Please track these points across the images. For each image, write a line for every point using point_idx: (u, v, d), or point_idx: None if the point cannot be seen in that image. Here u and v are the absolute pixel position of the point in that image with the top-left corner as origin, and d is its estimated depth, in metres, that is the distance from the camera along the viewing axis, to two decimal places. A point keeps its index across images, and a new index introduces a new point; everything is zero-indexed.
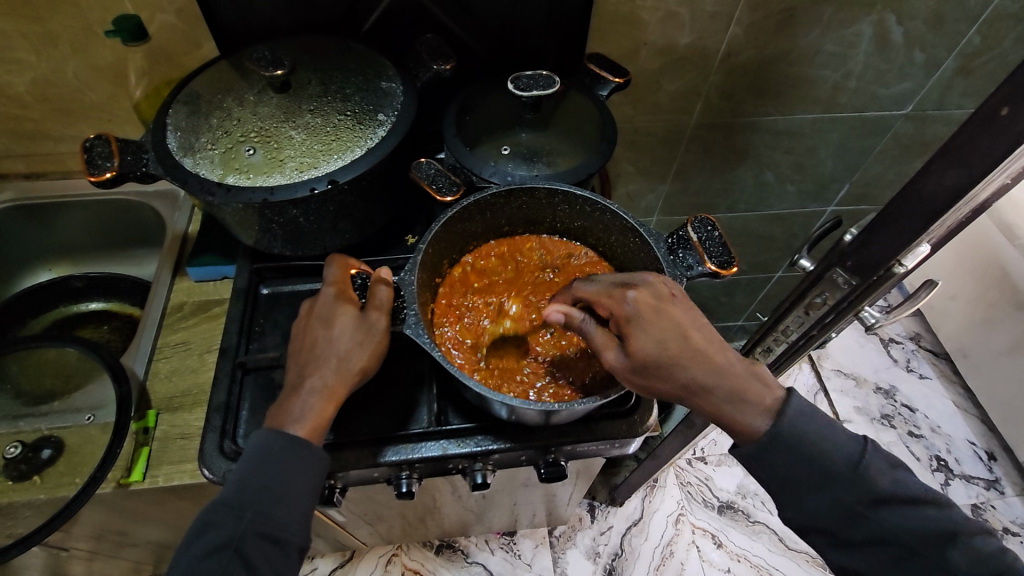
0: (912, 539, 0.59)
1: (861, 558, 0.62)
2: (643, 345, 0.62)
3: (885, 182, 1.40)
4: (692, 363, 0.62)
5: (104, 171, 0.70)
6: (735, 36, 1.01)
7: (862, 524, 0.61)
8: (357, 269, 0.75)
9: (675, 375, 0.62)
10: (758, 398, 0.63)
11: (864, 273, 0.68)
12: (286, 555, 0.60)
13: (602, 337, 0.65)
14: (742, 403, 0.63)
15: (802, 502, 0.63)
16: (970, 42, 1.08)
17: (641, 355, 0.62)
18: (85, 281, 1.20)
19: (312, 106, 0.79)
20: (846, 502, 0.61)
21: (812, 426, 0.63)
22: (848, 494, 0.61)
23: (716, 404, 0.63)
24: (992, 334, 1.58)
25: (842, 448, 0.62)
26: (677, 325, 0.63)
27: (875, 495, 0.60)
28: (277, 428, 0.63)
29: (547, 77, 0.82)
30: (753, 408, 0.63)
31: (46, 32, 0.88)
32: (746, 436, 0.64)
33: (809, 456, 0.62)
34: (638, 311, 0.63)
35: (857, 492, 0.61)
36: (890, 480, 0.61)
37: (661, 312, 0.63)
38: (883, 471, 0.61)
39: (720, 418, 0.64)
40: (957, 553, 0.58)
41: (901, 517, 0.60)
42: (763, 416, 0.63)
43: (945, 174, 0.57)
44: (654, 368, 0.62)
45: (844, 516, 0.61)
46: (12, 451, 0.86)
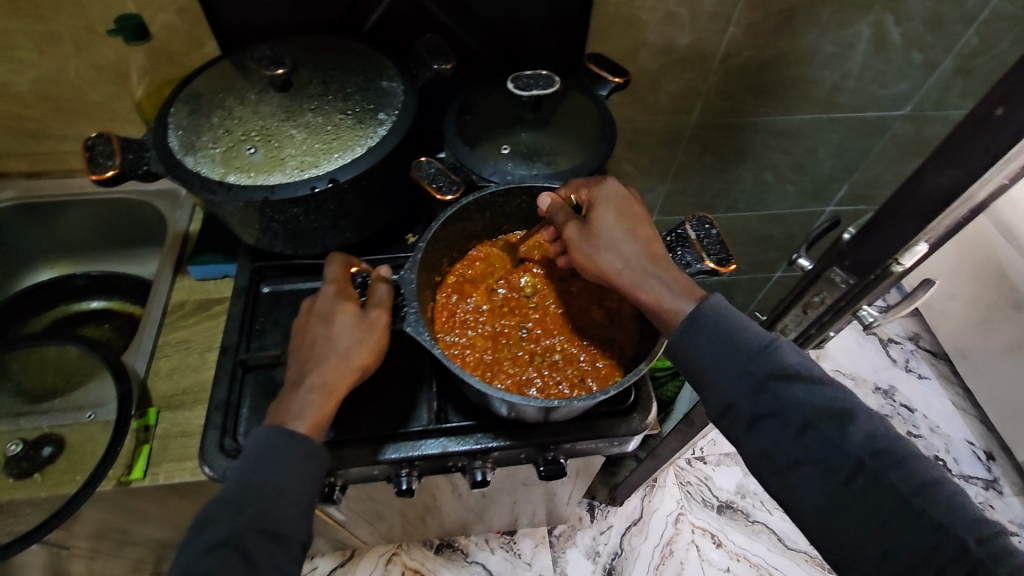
0: (813, 414, 0.57)
1: (764, 436, 0.59)
2: (603, 216, 0.69)
3: (884, 182, 1.41)
4: (641, 238, 0.68)
5: (105, 170, 0.70)
6: (733, 36, 1.01)
7: (767, 395, 0.59)
8: (357, 269, 0.76)
9: (623, 245, 0.68)
10: (684, 287, 0.65)
11: (863, 272, 0.69)
12: (287, 552, 0.61)
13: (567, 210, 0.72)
14: (672, 286, 0.65)
15: (716, 378, 0.61)
16: (968, 43, 1.08)
17: (599, 222, 0.69)
18: (86, 280, 1.21)
19: (312, 106, 0.79)
20: (801, 411, 0.58)
21: (731, 318, 0.63)
22: (806, 404, 0.58)
23: (646, 280, 0.66)
24: (991, 335, 1.58)
25: (754, 330, 0.62)
26: (637, 210, 0.70)
27: (784, 369, 0.59)
28: (277, 425, 0.63)
29: (547, 77, 0.82)
30: (679, 293, 0.64)
31: (48, 32, 0.88)
32: (669, 321, 0.64)
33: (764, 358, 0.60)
34: (609, 192, 0.71)
35: (799, 392, 0.58)
36: (798, 359, 0.60)
37: (628, 198, 0.71)
38: (792, 351, 0.61)
39: (648, 299, 0.65)
40: (855, 431, 0.56)
41: (804, 391, 0.58)
42: (685, 300, 0.64)
43: (942, 173, 0.57)
44: (607, 237, 0.68)
45: (751, 388, 0.60)
46: (12, 448, 0.86)
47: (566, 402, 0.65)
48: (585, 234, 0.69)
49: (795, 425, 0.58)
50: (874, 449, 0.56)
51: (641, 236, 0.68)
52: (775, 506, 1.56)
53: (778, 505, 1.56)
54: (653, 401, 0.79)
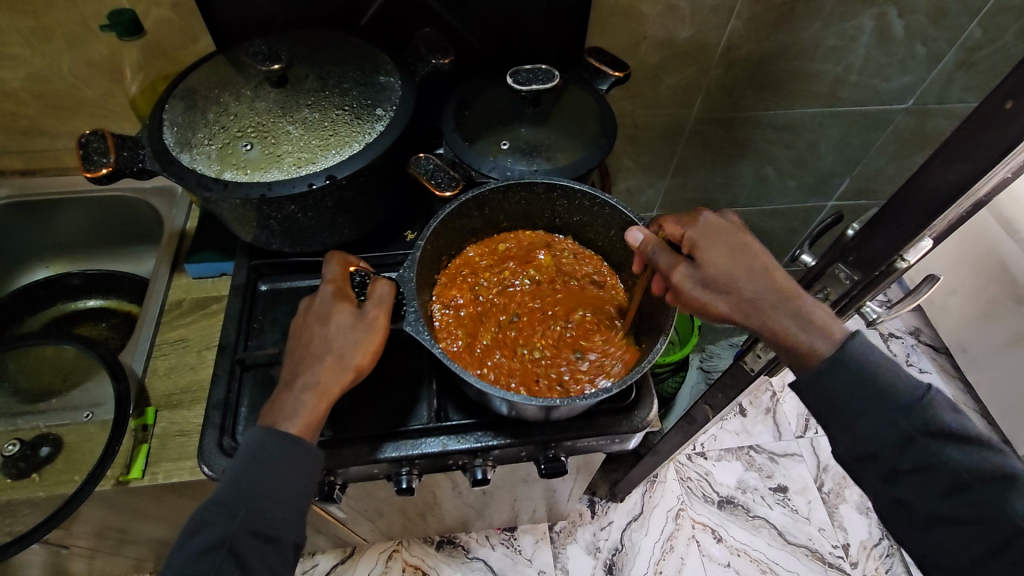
0: (970, 477, 0.56)
1: (907, 489, 0.58)
2: (711, 257, 0.66)
3: (885, 176, 1.40)
4: (762, 278, 0.64)
5: (99, 167, 0.69)
6: (735, 29, 1.00)
7: (913, 451, 0.58)
8: (355, 267, 0.74)
9: (740, 291, 0.64)
10: (821, 322, 0.62)
11: (865, 269, 0.68)
12: (281, 553, 0.60)
13: (666, 258, 0.67)
14: (813, 322, 0.62)
15: (857, 429, 0.60)
16: (971, 35, 1.07)
17: (711, 267, 0.65)
18: (83, 279, 1.21)
19: (309, 101, 0.78)
20: (953, 471, 0.56)
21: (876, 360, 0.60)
22: (905, 422, 0.58)
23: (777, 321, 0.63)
24: (992, 328, 1.58)
25: (906, 381, 0.59)
26: (749, 245, 0.67)
27: (938, 428, 0.57)
28: (270, 427, 0.63)
29: (546, 71, 0.81)
30: (815, 330, 0.62)
31: (40, 27, 0.87)
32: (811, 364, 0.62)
33: (871, 387, 0.59)
34: (710, 231, 0.68)
35: (955, 452, 0.57)
36: (953, 416, 0.58)
37: (735, 234, 0.67)
38: (947, 407, 0.58)
39: (785, 342, 0.63)
40: (1017, 496, 0.54)
41: (959, 451, 0.57)
42: (824, 338, 0.62)
43: (949, 168, 0.56)
44: (723, 281, 0.65)
45: (898, 443, 0.58)
46: (11, 448, 0.86)
47: (568, 401, 0.65)
48: (697, 280, 0.65)
49: (895, 443, 0.58)
50: (976, 467, 0.56)
51: (762, 277, 0.65)
52: (775, 501, 1.56)
53: (779, 500, 1.56)
54: (654, 400, 0.78)
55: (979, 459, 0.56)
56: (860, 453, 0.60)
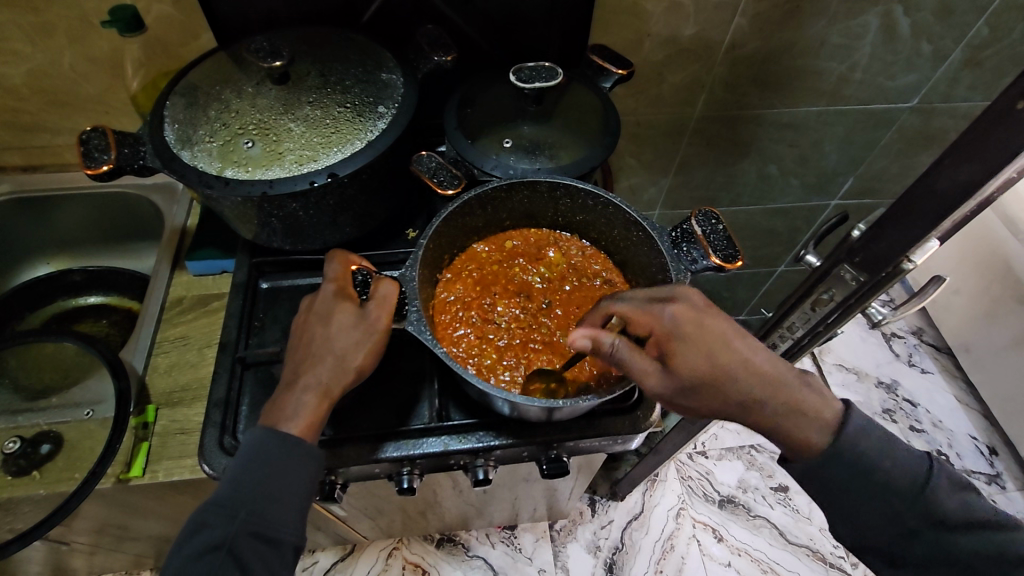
0: (981, 565, 0.57)
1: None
2: (686, 364, 0.60)
3: (890, 175, 1.39)
4: (739, 379, 0.61)
5: (100, 164, 0.69)
6: (740, 27, 0.99)
7: (923, 542, 0.60)
8: (358, 266, 0.73)
9: (720, 397, 0.61)
10: (817, 412, 0.62)
11: (872, 269, 0.68)
12: (281, 555, 0.60)
13: (638, 365, 0.61)
14: (802, 430, 0.61)
15: (862, 520, 0.62)
16: (977, 34, 1.07)
17: (685, 376, 0.60)
18: (84, 275, 1.20)
19: (311, 98, 0.77)
20: (964, 561, 0.58)
21: (874, 448, 0.61)
22: (910, 515, 0.60)
23: (769, 418, 0.62)
24: (995, 328, 1.57)
25: (906, 469, 0.61)
26: (721, 339, 0.61)
27: (942, 518, 0.59)
28: (271, 427, 0.62)
29: (550, 69, 0.80)
30: (813, 423, 0.61)
31: (41, 22, 0.87)
32: (802, 452, 0.62)
33: (872, 472, 0.61)
34: (680, 325, 0.61)
35: (965, 542, 0.58)
36: (957, 502, 0.59)
37: (705, 326, 0.61)
38: (950, 493, 0.60)
39: (774, 432, 0.63)
40: None
41: (968, 539, 0.58)
42: (821, 429, 0.61)
43: (957, 169, 0.56)
44: (701, 388, 0.61)
45: (903, 533, 0.60)
46: (11, 446, 0.85)
47: (571, 401, 0.64)
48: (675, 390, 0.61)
49: (902, 534, 0.60)
50: (986, 555, 0.57)
51: (739, 377, 0.61)
52: (777, 500, 1.55)
53: (780, 499, 1.56)
54: (656, 401, 0.78)
55: (993, 546, 0.57)
56: (868, 541, 0.63)
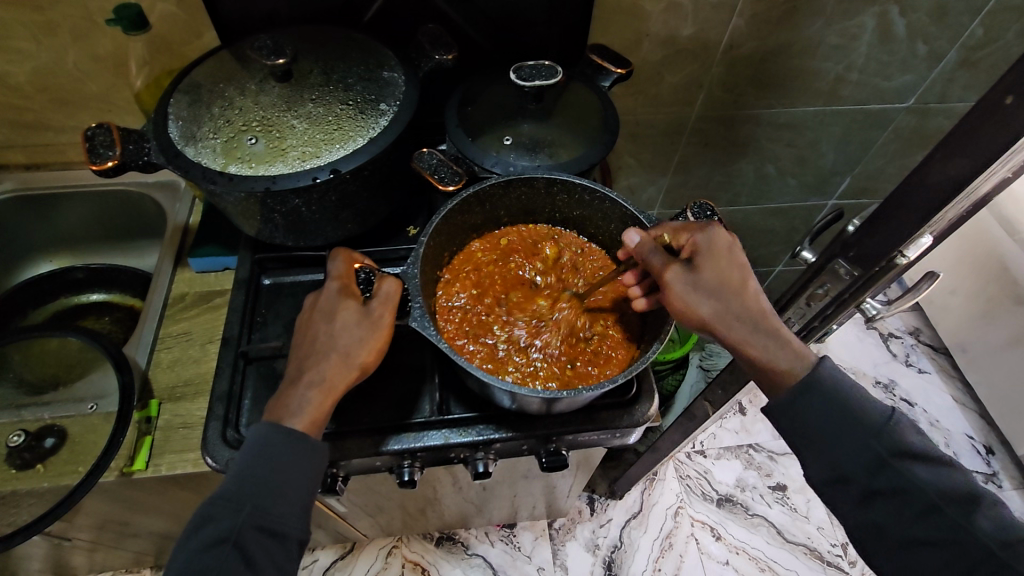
0: (938, 496, 0.58)
1: (878, 509, 0.61)
2: (706, 270, 0.66)
3: (885, 176, 1.40)
4: (746, 296, 0.66)
5: (105, 160, 0.70)
6: (737, 27, 1.00)
7: (887, 472, 0.60)
8: (361, 264, 0.74)
9: (728, 307, 0.66)
10: (796, 345, 0.66)
11: (866, 264, 0.69)
12: (286, 549, 0.60)
13: (661, 261, 0.68)
14: (786, 355, 0.65)
15: (831, 453, 0.63)
16: (972, 34, 1.08)
17: (703, 278, 0.66)
18: (86, 272, 1.21)
19: (314, 95, 0.78)
20: (924, 492, 0.59)
21: (846, 382, 0.64)
22: (875, 440, 0.61)
23: (759, 343, 0.65)
24: (991, 328, 1.59)
25: (874, 401, 0.63)
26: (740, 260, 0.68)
27: (905, 448, 0.60)
28: (276, 422, 0.63)
29: (549, 68, 0.81)
30: (794, 356, 0.65)
31: (46, 21, 0.88)
32: (783, 385, 0.65)
33: (844, 403, 0.62)
34: (716, 240, 0.68)
35: (923, 471, 0.59)
36: (918, 436, 0.61)
37: (734, 248, 0.68)
38: (912, 427, 0.61)
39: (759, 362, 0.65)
40: (981, 515, 0.56)
41: (928, 470, 0.59)
42: (799, 361, 0.65)
43: (949, 163, 0.57)
44: (712, 293, 0.66)
45: (869, 463, 0.61)
46: (15, 439, 0.86)
47: (574, 392, 0.65)
48: (690, 288, 0.66)
49: (867, 462, 0.61)
50: (942, 486, 0.58)
51: (747, 296, 0.66)
52: (775, 499, 1.56)
53: (777, 498, 1.56)
54: (655, 395, 0.79)
55: (945, 481, 0.59)
56: (832, 473, 0.63)
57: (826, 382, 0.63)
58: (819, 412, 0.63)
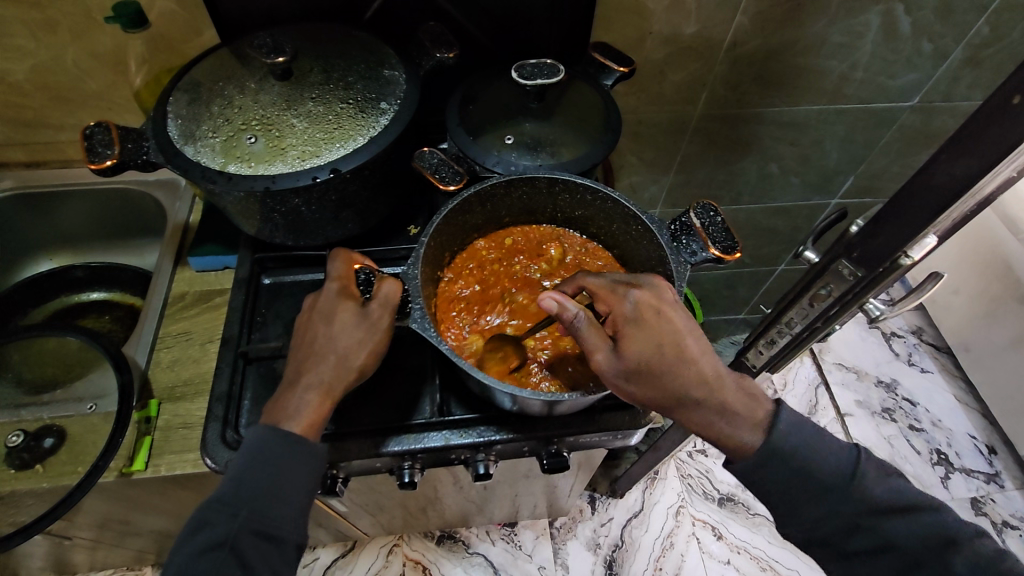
0: (916, 547, 0.59)
1: (863, 566, 0.62)
2: (636, 348, 0.62)
3: (890, 175, 1.39)
4: (683, 371, 0.62)
5: (104, 159, 0.69)
6: (740, 25, 1.00)
7: (861, 532, 0.61)
8: (360, 265, 0.74)
9: (661, 387, 0.62)
10: (749, 412, 0.64)
11: (870, 265, 0.68)
12: (283, 553, 0.60)
13: (593, 337, 0.62)
14: (736, 428, 0.63)
15: (801, 516, 0.63)
16: (978, 33, 1.07)
17: (631, 361, 0.61)
18: (86, 271, 1.20)
19: (314, 94, 0.78)
20: (902, 548, 0.60)
21: (802, 439, 0.64)
22: (843, 504, 0.61)
23: (704, 419, 0.63)
24: (994, 328, 1.58)
25: (834, 458, 0.63)
26: (675, 329, 0.62)
27: (874, 505, 0.61)
28: (273, 425, 0.63)
29: (552, 66, 0.81)
30: (746, 425, 0.63)
31: (45, 18, 0.87)
32: (739, 454, 0.64)
33: (803, 466, 0.63)
34: (640, 313, 0.63)
35: (897, 525, 0.60)
36: (884, 488, 0.62)
37: (663, 318, 0.63)
38: (877, 479, 0.62)
39: (709, 433, 0.64)
40: (959, 559, 0.58)
41: (901, 522, 0.60)
42: (753, 431, 0.63)
43: (955, 164, 0.56)
44: (645, 374, 0.61)
45: (841, 524, 0.62)
46: (14, 439, 0.86)
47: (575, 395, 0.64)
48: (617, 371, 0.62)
49: (838, 525, 0.62)
50: (921, 538, 0.59)
51: (683, 372, 0.62)
52: None
53: None
54: None
55: (921, 529, 0.59)
56: (807, 535, 0.64)
57: (783, 444, 0.63)
58: (779, 478, 0.63)
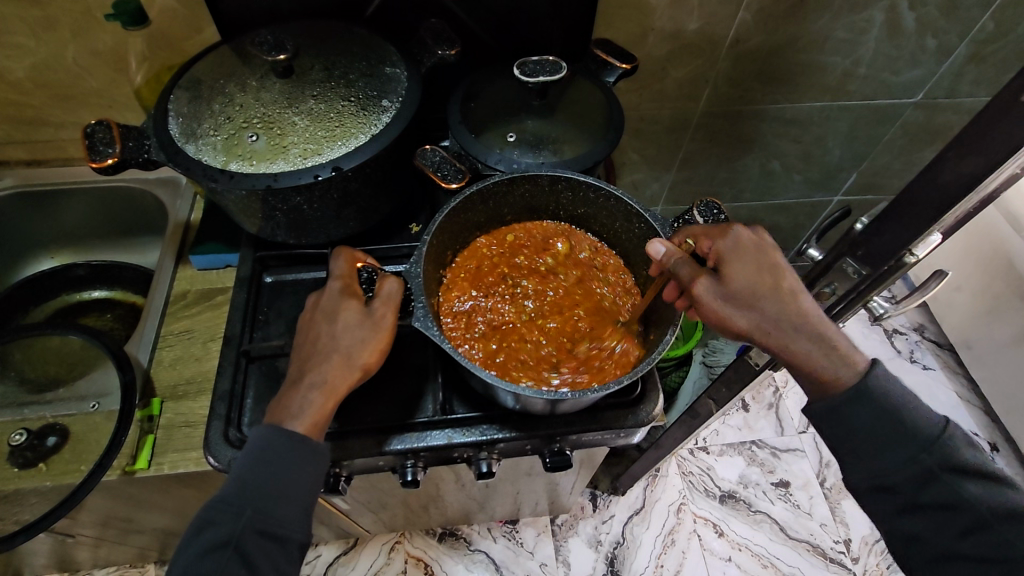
0: (989, 513, 0.58)
1: (923, 522, 0.61)
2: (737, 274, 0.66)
3: (892, 172, 1.39)
4: (784, 299, 0.65)
5: (105, 158, 0.69)
6: (743, 22, 0.99)
7: (934, 487, 0.60)
8: (363, 264, 0.73)
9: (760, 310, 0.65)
10: (843, 350, 0.64)
11: (874, 263, 0.68)
12: (287, 552, 0.60)
13: (694, 270, 0.66)
14: (834, 358, 0.63)
15: (878, 464, 0.62)
16: (983, 29, 1.06)
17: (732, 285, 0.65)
18: (87, 269, 1.19)
19: (315, 92, 0.78)
20: (975, 508, 0.59)
21: (903, 395, 0.62)
22: (929, 456, 0.60)
23: (801, 347, 0.64)
24: (997, 325, 1.58)
25: (928, 417, 0.62)
26: (774, 263, 0.67)
27: (957, 464, 0.60)
28: (276, 424, 0.63)
29: (554, 63, 0.80)
30: (841, 360, 0.63)
31: (44, 16, 0.87)
32: (832, 390, 0.63)
33: (895, 415, 0.61)
34: (739, 246, 0.67)
35: (976, 488, 0.59)
36: (971, 452, 0.61)
37: (761, 251, 0.67)
38: (965, 444, 0.61)
39: (805, 366, 0.64)
40: None
41: (980, 488, 0.59)
42: (848, 366, 0.63)
43: (963, 161, 0.56)
44: (750, 297, 0.65)
45: (919, 478, 0.60)
46: (17, 438, 0.86)
47: (578, 394, 0.64)
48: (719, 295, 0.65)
49: (916, 478, 0.61)
50: (991, 503, 0.59)
51: (784, 297, 0.65)
52: (778, 495, 1.56)
53: (780, 495, 1.56)
54: (660, 395, 0.78)
55: (997, 498, 0.59)
56: (874, 485, 0.63)
57: (884, 391, 0.62)
58: (869, 424, 0.62)
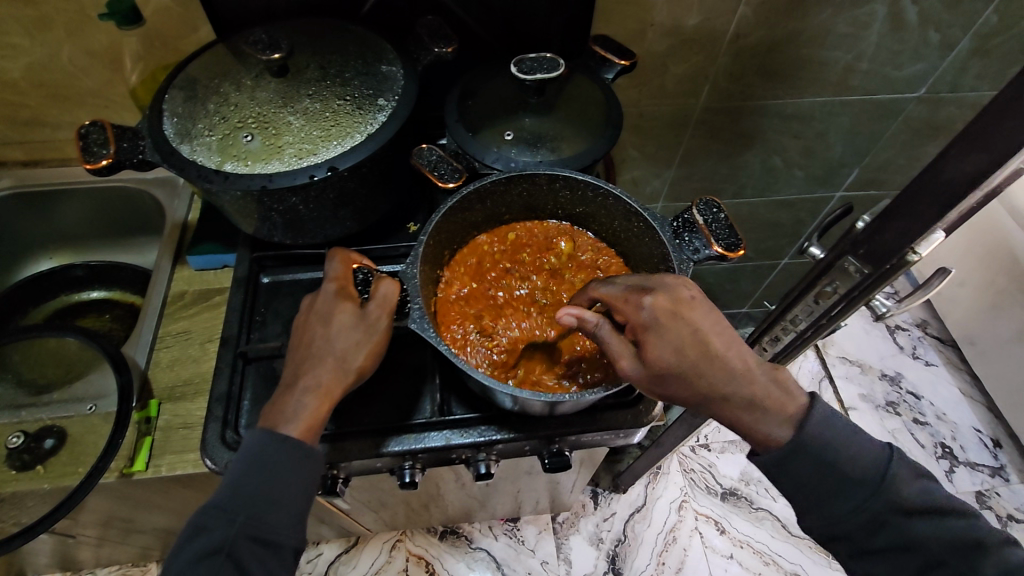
0: (943, 550, 0.58)
1: (884, 563, 0.60)
2: (658, 351, 0.61)
3: (895, 167, 1.38)
4: (711, 370, 0.61)
5: (99, 158, 0.68)
6: (743, 16, 0.98)
7: (883, 531, 0.60)
8: (359, 265, 0.73)
9: (687, 385, 0.62)
10: (781, 406, 0.62)
11: (876, 262, 0.67)
12: (281, 558, 0.60)
13: (615, 346, 0.62)
14: (765, 421, 0.62)
15: (838, 498, 0.61)
16: (986, 22, 1.05)
17: (653, 364, 0.61)
18: (86, 270, 1.19)
19: (311, 91, 0.77)
20: (926, 549, 0.58)
21: (836, 435, 0.62)
22: (873, 502, 0.60)
23: (734, 412, 0.62)
24: (1001, 321, 1.56)
25: (869, 455, 0.62)
26: (696, 329, 0.61)
27: (904, 506, 0.60)
28: (270, 429, 0.62)
29: (551, 60, 0.79)
30: (777, 420, 0.62)
31: (39, 15, 0.86)
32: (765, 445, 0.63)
33: (831, 462, 0.61)
34: (656, 318, 0.61)
35: (926, 527, 0.59)
36: (916, 489, 0.60)
37: (681, 318, 0.61)
38: (909, 481, 0.61)
39: (741, 426, 0.63)
40: (986, 562, 0.57)
41: (931, 525, 0.59)
42: (785, 426, 0.62)
43: (965, 159, 0.55)
44: (670, 378, 0.61)
45: (867, 523, 0.60)
46: (13, 441, 0.86)
47: (575, 396, 0.64)
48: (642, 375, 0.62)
49: (864, 525, 0.60)
50: (943, 537, 0.59)
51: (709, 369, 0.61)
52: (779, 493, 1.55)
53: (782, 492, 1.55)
54: None
55: (949, 532, 0.59)
56: (829, 534, 0.63)
57: (817, 441, 0.61)
58: (811, 477, 0.61)
